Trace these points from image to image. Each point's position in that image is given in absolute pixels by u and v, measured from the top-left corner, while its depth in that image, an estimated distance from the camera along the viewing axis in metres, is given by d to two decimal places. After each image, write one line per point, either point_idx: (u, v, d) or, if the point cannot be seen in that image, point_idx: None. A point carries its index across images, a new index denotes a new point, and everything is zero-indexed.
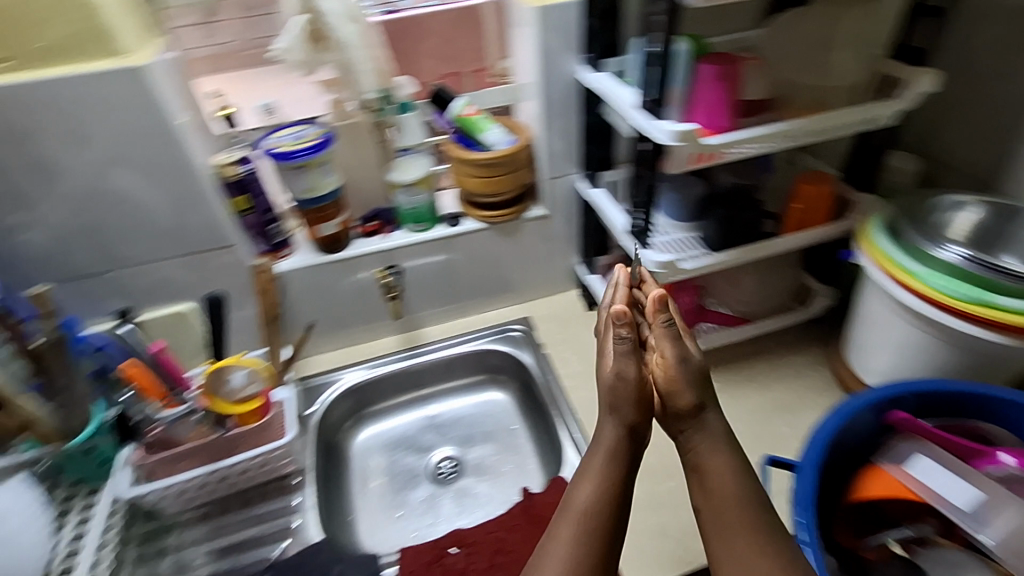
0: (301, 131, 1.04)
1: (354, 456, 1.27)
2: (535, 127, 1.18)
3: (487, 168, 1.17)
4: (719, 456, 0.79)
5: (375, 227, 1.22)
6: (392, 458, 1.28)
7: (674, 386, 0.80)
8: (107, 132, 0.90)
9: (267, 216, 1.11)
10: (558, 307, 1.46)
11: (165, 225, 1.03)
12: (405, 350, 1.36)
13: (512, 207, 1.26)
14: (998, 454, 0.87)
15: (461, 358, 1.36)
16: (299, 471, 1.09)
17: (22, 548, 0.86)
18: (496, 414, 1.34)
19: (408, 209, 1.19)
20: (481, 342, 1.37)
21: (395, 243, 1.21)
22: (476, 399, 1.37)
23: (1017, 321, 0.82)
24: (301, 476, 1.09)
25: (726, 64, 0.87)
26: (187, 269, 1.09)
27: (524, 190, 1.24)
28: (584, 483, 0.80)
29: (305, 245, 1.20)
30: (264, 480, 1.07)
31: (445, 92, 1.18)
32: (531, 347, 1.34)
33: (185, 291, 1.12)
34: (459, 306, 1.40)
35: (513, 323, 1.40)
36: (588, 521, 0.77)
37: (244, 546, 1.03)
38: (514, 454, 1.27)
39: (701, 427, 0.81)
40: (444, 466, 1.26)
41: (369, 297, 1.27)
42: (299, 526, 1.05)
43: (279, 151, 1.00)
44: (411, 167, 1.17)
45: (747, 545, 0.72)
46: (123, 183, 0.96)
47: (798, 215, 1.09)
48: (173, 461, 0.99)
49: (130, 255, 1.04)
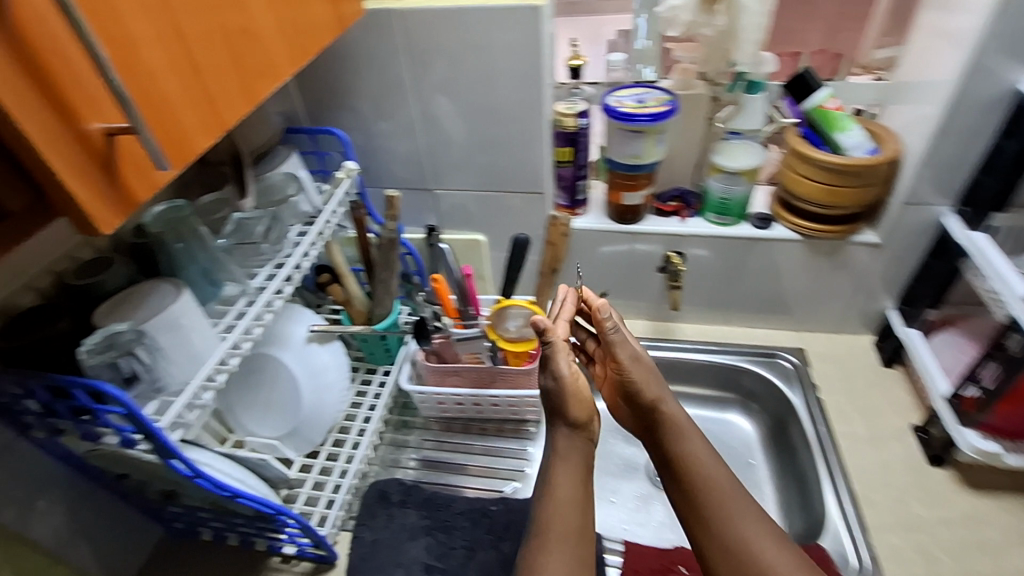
0: (646, 94, 0.98)
1: None
2: (913, 139, 0.96)
3: (832, 174, 1.00)
4: (688, 439, 0.88)
5: (675, 207, 1.14)
6: (613, 440, 1.23)
7: (643, 377, 0.91)
8: (485, 65, 0.97)
9: (580, 172, 1.10)
10: (841, 348, 1.24)
11: (495, 160, 1.09)
12: (654, 338, 1.27)
13: (837, 224, 1.07)
14: None
15: (713, 367, 1.24)
16: (536, 422, 1.12)
17: (327, 400, 1.03)
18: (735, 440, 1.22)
19: (719, 198, 1.07)
20: (740, 360, 1.23)
21: (691, 230, 1.11)
22: (715, 417, 1.24)
23: None
24: (536, 427, 1.12)
25: None
26: (496, 203, 1.16)
27: (863, 209, 1.04)
28: (547, 499, 0.81)
29: (598, 207, 1.18)
30: (506, 418, 1.13)
31: (811, 76, 1.02)
32: (803, 386, 1.16)
33: (484, 223, 1.20)
34: (725, 311, 1.27)
35: (784, 349, 1.21)
36: (580, 526, 0.80)
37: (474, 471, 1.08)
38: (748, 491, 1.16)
39: (682, 428, 0.90)
40: None
41: (640, 275, 1.21)
42: (526, 473, 1.07)
43: (622, 111, 0.96)
44: (742, 154, 1.04)
45: (725, 521, 0.82)
46: (479, 114, 1.03)
47: None
48: (444, 373, 1.07)
49: (456, 180, 1.14)
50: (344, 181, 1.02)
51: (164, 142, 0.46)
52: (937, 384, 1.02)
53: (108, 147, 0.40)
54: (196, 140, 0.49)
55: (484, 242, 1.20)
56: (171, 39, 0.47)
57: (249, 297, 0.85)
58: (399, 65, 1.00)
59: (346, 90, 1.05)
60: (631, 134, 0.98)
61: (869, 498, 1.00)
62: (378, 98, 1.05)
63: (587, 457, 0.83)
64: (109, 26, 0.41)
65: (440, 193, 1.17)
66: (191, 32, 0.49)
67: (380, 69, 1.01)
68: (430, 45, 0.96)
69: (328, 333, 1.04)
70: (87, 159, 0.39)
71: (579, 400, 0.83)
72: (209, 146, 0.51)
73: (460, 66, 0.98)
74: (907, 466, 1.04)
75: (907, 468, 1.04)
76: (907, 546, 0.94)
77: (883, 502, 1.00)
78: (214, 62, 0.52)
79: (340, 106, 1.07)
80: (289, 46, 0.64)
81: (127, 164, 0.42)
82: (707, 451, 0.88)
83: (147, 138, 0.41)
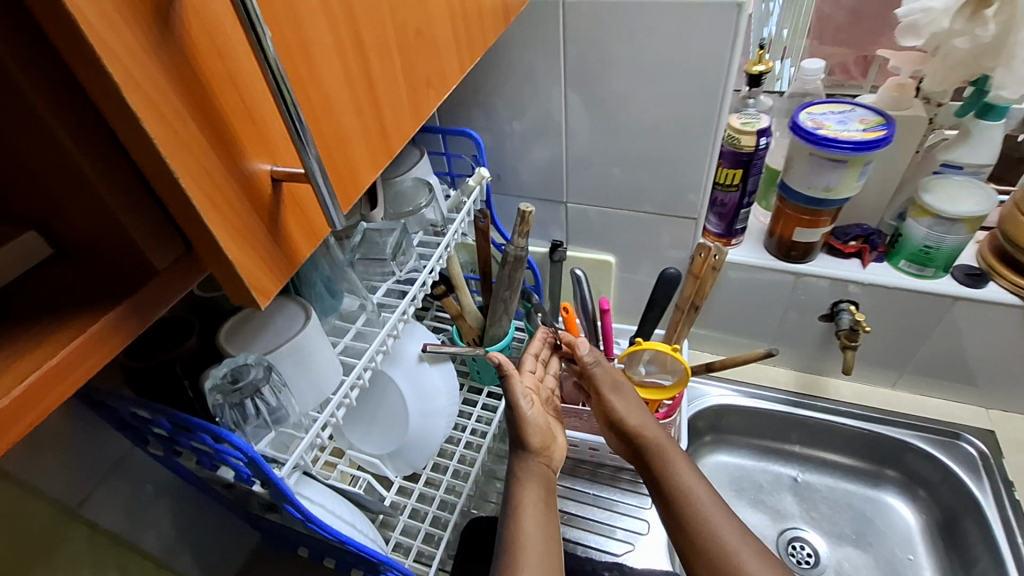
0: (850, 115, 0.81)
1: None
2: None
3: None
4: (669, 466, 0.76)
5: (857, 249, 0.95)
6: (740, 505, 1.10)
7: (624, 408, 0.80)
8: (656, 67, 0.82)
9: (745, 200, 0.94)
10: None
11: (644, 176, 0.95)
12: (798, 393, 1.11)
13: None
14: None
15: (870, 438, 1.07)
16: None
17: (436, 426, 0.95)
18: (890, 526, 1.05)
19: (923, 245, 0.88)
20: (908, 434, 1.05)
21: (877, 280, 0.93)
22: (865, 493, 1.09)
23: None
24: None
25: None
26: (634, 224, 1.02)
27: None
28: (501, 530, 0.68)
29: (756, 239, 1.01)
30: (622, 466, 1.01)
31: None
32: (994, 483, 0.96)
33: (617, 243, 1.07)
34: (891, 372, 1.07)
35: (966, 432, 1.02)
36: (543, 557, 0.66)
37: (581, 522, 0.97)
38: None
39: (669, 455, 0.77)
40: (800, 550, 1.04)
41: (794, 322, 1.05)
42: (642, 534, 0.96)
43: (822, 133, 0.78)
44: (962, 195, 0.85)
45: (710, 544, 0.68)
46: (635, 124, 0.89)
47: None
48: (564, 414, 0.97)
49: (592, 195, 1.01)
50: (475, 189, 0.91)
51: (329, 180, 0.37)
52: None
53: (275, 197, 0.32)
54: (361, 172, 0.40)
55: (613, 263, 1.10)
56: (349, 49, 0.37)
57: (372, 316, 0.77)
58: (552, 62, 0.87)
59: (485, 85, 0.93)
60: (826, 162, 0.80)
61: None
62: (520, 98, 0.93)
63: (543, 474, 0.75)
64: (287, 38, 0.31)
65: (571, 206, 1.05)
66: (371, 38, 0.39)
67: (529, 65, 0.88)
68: (593, 41, 0.83)
69: (440, 355, 0.95)
70: (252, 214, 0.30)
71: (539, 428, 0.77)
72: (373, 178, 0.42)
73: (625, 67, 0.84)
74: None
75: None
76: None
77: None
78: (388, 74, 0.42)
79: (476, 102, 0.96)
80: (459, 45, 0.53)
81: (292, 214, 0.33)
82: (703, 483, 0.74)
83: (321, 187, 0.32)
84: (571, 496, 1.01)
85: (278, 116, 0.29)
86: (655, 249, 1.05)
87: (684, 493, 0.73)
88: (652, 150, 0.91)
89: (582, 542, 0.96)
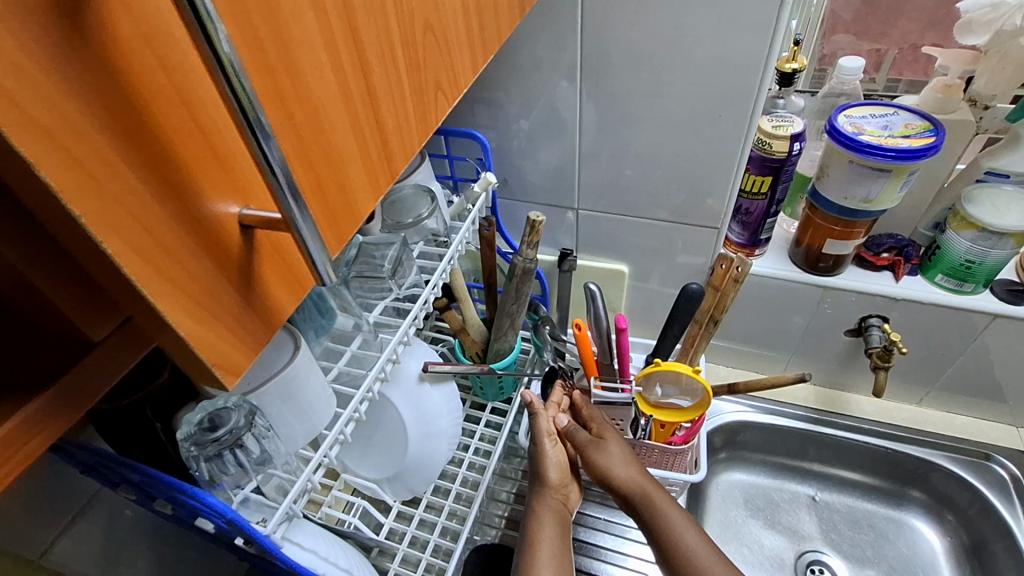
0: (891, 121, 0.74)
1: (712, 497, 1.07)
2: None
3: None
4: (663, 526, 0.66)
5: (891, 262, 0.88)
6: (756, 526, 1.04)
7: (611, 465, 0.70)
8: (683, 61, 0.74)
9: (773, 208, 0.88)
10: None
11: (663, 181, 0.88)
12: (819, 410, 1.05)
13: None
14: None
15: (896, 457, 1.00)
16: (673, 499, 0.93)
17: (437, 449, 0.89)
18: (914, 549, 0.99)
19: (965, 260, 0.82)
20: (937, 454, 0.98)
21: (912, 294, 0.86)
22: (887, 515, 1.03)
23: None
24: None
25: None
26: (650, 231, 0.95)
27: None
28: None
29: (781, 249, 0.95)
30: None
31: None
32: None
33: (631, 252, 1.00)
34: (918, 389, 1.01)
35: (997, 454, 0.97)
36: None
37: (591, 550, 0.92)
38: None
39: (653, 498, 0.68)
40: (820, 575, 0.98)
41: (819, 338, 0.98)
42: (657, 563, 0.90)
43: (865, 140, 0.71)
44: (1010, 207, 0.78)
45: None
46: (656, 124, 0.82)
47: None
48: None
49: (604, 200, 0.94)
50: (480, 195, 0.84)
51: (317, 216, 0.30)
52: None
53: (247, 249, 0.24)
54: (357, 200, 0.33)
55: (625, 271, 1.03)
56: (344, 51, 0.30)
57: (370, 337, 0.70)
58: (568, 55, 0.79)
59: (492, 80, 0.85)
60: (867, 171, 0.74)
61: None
62: (531, 94, 0.85)
63: (554, 513, 0.68)
64: (263, 39, 0.24)
65: (582, 211, 0.97)
66: (370, 36, 0.32)
67: (542, 59, 0.80)
68: (615, 33, 0.75)
69: (441, 374, 0.88)
70: (218, 274, 0.23)
71: (560, 465, 0.72)
72: (372, 205, 0.35)
73: (649, 61, 0.76)
74: None
75: None
76: None
77: None
78: (391, 81, 0.35)
79: (481, 99, 0.88)
80: (472, 39, 0.46)
81: (269, 267, 0.26)
82: (704, 544, 0.64)
83: (306, 235, 0.25)
84: (580, 522, 0.95)
85: (249, 147, 0.22)
86: (671, 258, 0.99)
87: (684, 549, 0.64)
88: (672, 153, 0.84)
89: (592, 571, 0.90)
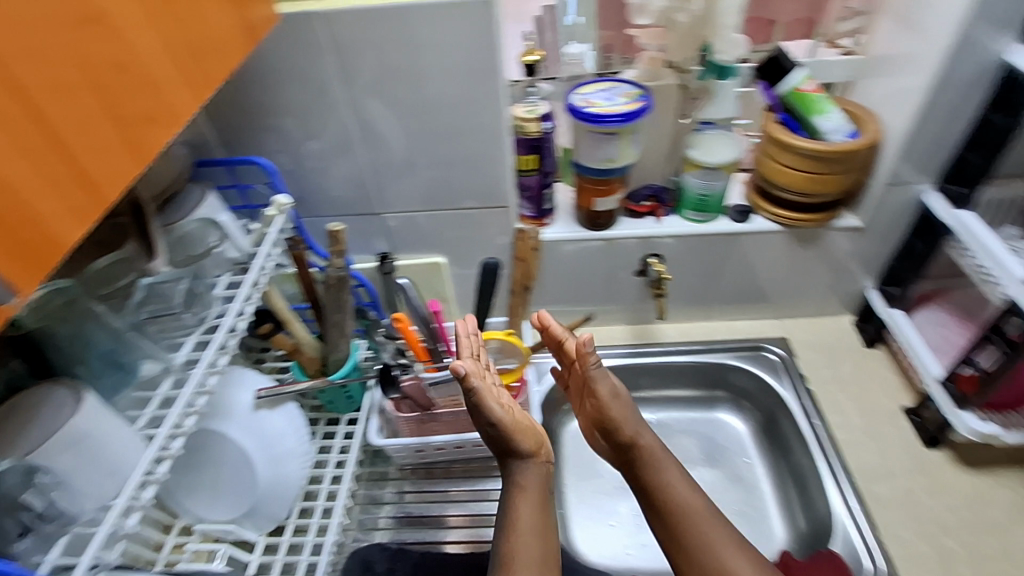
0: (614, 92, 0.89)
1: (568, 445, 1.19)
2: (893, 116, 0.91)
3: (806, 159, 0.93)
4: (654, 479, 0.83)
5: (650, 208, 1.06)
6: None
7: (623, 410, 0.85)
8: (429, 63, 0.83)
9: (547, 180, 1.01)
10: (822, 335, 1.20)
11: (453, 174, 0.96)
12: (635, 345, 1.21)
13: (818, 212, 1.02)
14: None
15: (699, 366, 1.19)
16: None
17: (288, 470, 0.89)
18: (727, 439, 1.18)
19: (698, 194, 1.01)
20: (727, 356, 1.18)
21: (670, 231, 1.04)
22: (706, 417, 1.22)
23: None
24: None
25: None
26: (453, 222, 1.04)
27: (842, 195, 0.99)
28: (506, 533, 0.74)
29: (569, 215, 1.09)
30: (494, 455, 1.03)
31: (786, 59, 0.95)
32: (793, 378, 1.12)
33: (444, 244, 1.08)
34: (705, 308, 1.21)
35: (769, 344, 1.18)
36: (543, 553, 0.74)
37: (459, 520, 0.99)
38: (748, 492, 1.11)
39: (659, 459, 0.84)
40: None
41: (618, 283, 1.14)
42: None
43: (593, 111, 0.85)
44: (716, 146, 0.99)
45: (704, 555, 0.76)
46: (428, 124, 0.90)
47: None
48: (423, 420, 0.97)
49: (404, 199, 1.00)
50: (277, 218, 0.86)
51: (8, 264, 0.32)
52: (928, 367, 0.98)
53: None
54: (55, 233, 0.36)
55: (444, 263, 1.10)
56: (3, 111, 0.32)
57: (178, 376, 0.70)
58: (328, 72, 0.84)
59: (265, 107, 0.88)
60: (604, 137, 0.88)
61: (872, 492, 0.95)
62: (306, 113, 0.89)
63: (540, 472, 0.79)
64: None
65: (392, 215, 1.03)
66: (30, 79, 0.34)
67: (306, 73, 0.84)
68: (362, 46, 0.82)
69: (278, 397, 0.89)
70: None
71: (525, 428, 0.78)
72: (79, 233, 0.38)
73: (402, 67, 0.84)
74: (900, 449, 1.00)
75: (901, 452, 1.00)
76: (914, 537, 0.90)
77: (888, 494, 0.95)
78: (86, 116, 0.38)
79: (261, 126, 0.90)
80: (182, 69, 0.49)
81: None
82: (694, 495, 0.81)
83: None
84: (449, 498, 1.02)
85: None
86: (478, 243, 1.07)
87: (680, 506, 0.80)
88: (451, 149, 0.93)
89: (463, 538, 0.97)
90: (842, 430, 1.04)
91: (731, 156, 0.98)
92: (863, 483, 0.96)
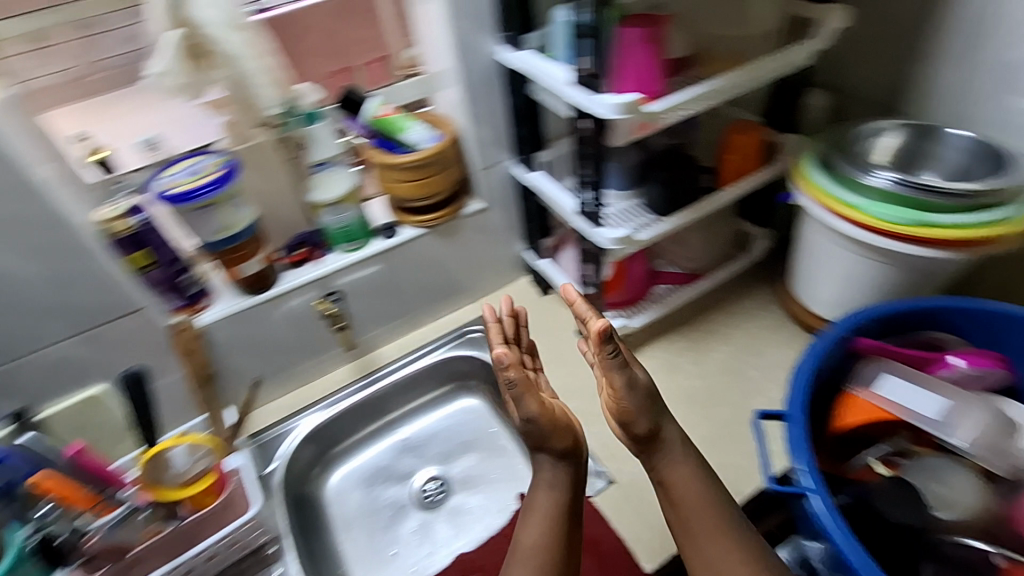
0: (196, 164, 0.95)
1: (331, 503, 1.17)
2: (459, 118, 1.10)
3: (413, 169, 1.07)
4: (666, 480, 0.86)
5: (303, 255, 1.09)
6: (374, 493, 1.18)
7: (628, 412, 0.85)
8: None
9: (175, 268, 0.97)
10: (511, 299, 1.37)
11: (55, 300, 0.87)
12: (359, 380, 1.23)
13: (446, 207, 1.17)
14: (949, 358, 0.88)
15: (422, 372, 1.25)
16: (274, 539, 0.98)
17: None
18: (470, 422, 1.26)
19: (337, 228, 1.09)
20: (443, 351, 1.26)
21: (328, 269, 1.09)
22: (448, 411, 1.28)
23: (954, 236, 0.86)
24: (277, 544, 0.98)
25: (650, 26, 0.84)
26: (81, 348, 0.92)
27: (458, 186, 1.16)
28: (529, 513, 0.86)
29: (228, 289, 1.06)
30: (239, 559, 0.94)
31: (355, 93, 1.07)
32: None
33: (87, 373, 0.95)
34: (408, 318, 1.28)
35: (471, 325, 1.30)
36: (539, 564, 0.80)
37: None
38: (502, 458, 1.20)
39: (672, 449, 0.87)
40: (430, 489, 1.18)
41: (311, 331, 1.15)
42: None
43: (177, 191, 0.90)
44: (333, 181, 1.06)
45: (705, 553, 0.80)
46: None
47: (734, 165, 1.10)
48: (128, 567, 0.86)
49: (28, 340, 0.87)
50: None
51: None
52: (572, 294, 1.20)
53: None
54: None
55: (101, 394, 0.98)
56: None
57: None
58: None
59: None
60: (204, 209, 0.94)
61: (574, 409, 1.13)
62: None
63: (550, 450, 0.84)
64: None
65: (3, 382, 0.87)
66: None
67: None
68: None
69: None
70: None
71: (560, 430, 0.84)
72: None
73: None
74: (582, 363, 1.21)
75: (583, 365, 1.20)
76: (607, 429, 1.09)
77: (584, 404, 1.14)
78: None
79: None
80: None
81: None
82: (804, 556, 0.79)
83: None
84: None
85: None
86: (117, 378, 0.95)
87: (680, 504, 0.84)
88: (41, 275, 0.84)
89: None
90: (541, 370, 1.21)
91: (348, 186, 1.06)
92: (566, 408, 1.13)
